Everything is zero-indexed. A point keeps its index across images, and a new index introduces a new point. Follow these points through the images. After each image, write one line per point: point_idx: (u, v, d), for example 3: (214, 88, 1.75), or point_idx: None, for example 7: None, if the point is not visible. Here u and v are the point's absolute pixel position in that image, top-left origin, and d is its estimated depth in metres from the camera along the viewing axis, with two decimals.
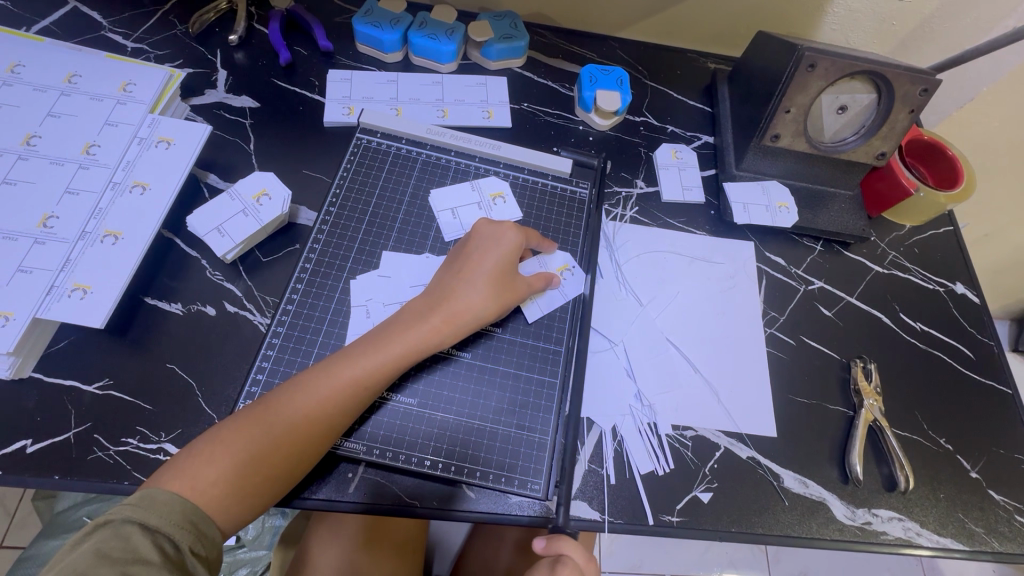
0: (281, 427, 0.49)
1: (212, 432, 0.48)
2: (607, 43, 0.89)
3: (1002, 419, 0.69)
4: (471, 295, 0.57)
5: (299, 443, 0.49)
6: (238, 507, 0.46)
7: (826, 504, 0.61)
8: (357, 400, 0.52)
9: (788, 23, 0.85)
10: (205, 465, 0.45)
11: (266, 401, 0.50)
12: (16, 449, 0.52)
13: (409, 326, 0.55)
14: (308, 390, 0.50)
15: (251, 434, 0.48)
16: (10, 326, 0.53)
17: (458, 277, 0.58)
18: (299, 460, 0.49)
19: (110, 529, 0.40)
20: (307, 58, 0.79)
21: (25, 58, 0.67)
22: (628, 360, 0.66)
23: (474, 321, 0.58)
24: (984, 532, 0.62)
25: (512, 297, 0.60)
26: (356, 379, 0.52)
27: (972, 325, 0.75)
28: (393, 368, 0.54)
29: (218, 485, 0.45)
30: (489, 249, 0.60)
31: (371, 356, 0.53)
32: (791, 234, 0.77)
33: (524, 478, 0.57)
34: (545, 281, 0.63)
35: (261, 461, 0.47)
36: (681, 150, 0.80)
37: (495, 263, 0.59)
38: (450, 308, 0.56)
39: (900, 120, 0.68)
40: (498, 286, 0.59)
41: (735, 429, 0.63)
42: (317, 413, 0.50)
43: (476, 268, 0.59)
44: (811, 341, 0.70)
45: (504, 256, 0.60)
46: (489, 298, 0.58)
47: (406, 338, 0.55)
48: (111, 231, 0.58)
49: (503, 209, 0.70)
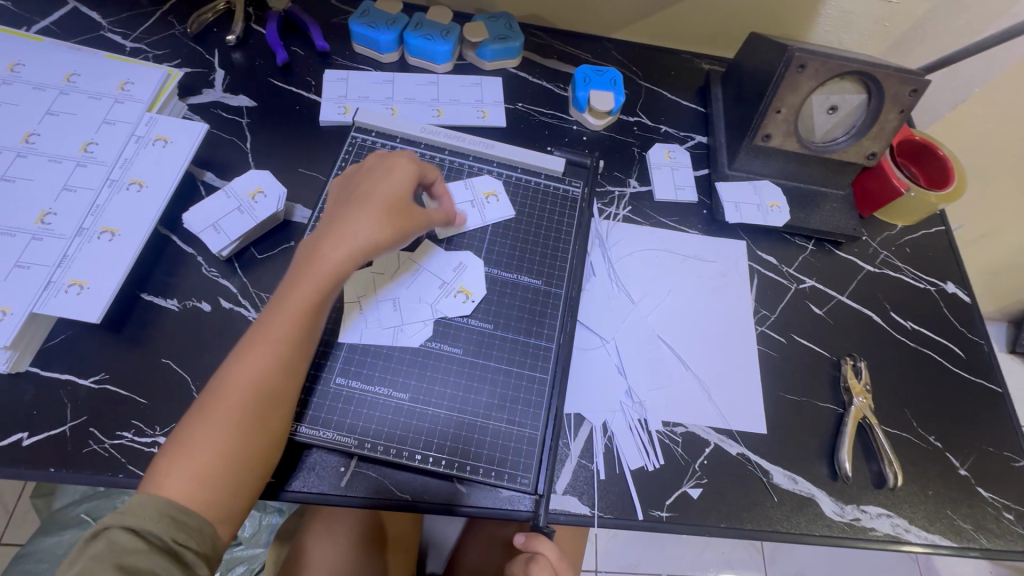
0: (230, 404, 0.48)
1: (179, 429, 0.48)
2: (601, 44, 0.90)
3: (991, 417, 0.69)
4: (357, 222, 0.56)
5: (255, 417, 0.49)
6: (222, 498, 0.46)
7: (815, 501, 0.62)
8: (292, 360, 0.52)
9: (781, 24, 0.86)
10: (177, 460, 0.46)
11: (209, 390, 0.50)
12: (13, 441, 0.53)
13: (315, 262, 0.54)
14: (245, 362, 0.50)
15: (209, 422, 0.48)
16: (7, 321, 0.54)
17: (346, 211, 0.57)
18: (262, 438, 0.49)
19: (102, 536, 0.41)
20: (304, 58, 0.80)
21: (24, 57, 0.68)
22: (619, 357, 0.66)
23: (370, 245, 0.56)
24: (973, 529, 0.63)
25: (408, 224, 0.59)
26: (280, 335, 0.52)
27: (962, 324, 0.75)
28: (308, 314, 0.53)
29: (199, 479, 0.46)
30: (376, 181, 0.60)
31: (285, 308, 0.52)
32: (783, 233, 0.77)
33: (515, 472, 0.57)
34: (443, 215, 0.63)
35: (229, 446, 0.47)
36: (674, 150, 0.81)
37: (382, 190, 0.59)
38: (343, 236, 0.55)
39: (889, 121, 0.69)
40: (391, 211, 0.58)
41: (725, 426, 0.64)
42: (259, 381, 0.50)
43: (364, 199, 0.58)
44: (801, 339, 0.71)
45: (396, 185, 0.59)
46: (378, 222, 0.57)
47: (313, 280, 0.54)
48: (108, 227, 0.59)
49: (495, 207, 0.71)
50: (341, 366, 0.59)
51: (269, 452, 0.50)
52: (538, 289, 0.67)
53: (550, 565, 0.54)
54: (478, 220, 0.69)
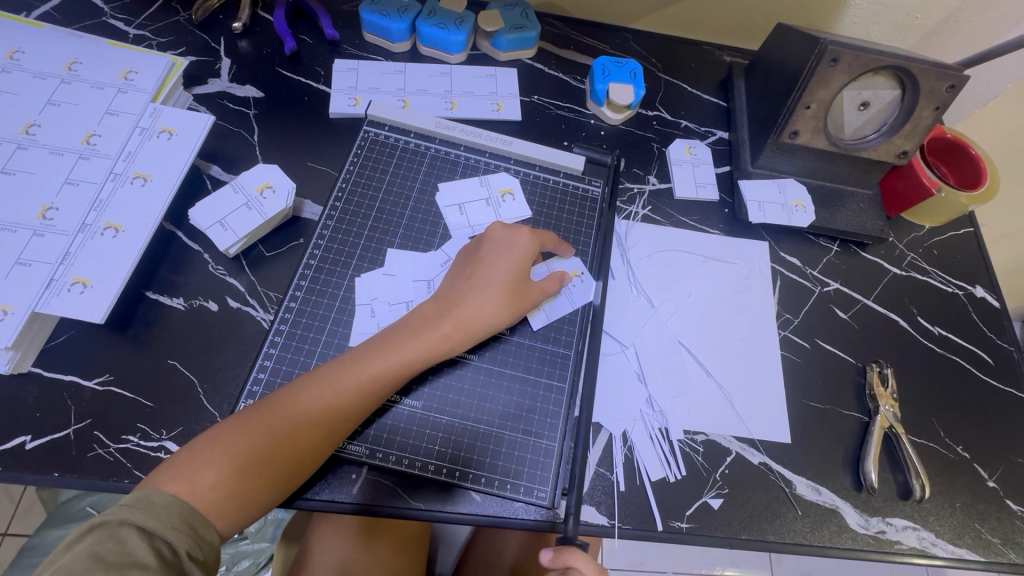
0: (283, 431, 0.48)
1: (216, 431, 0.47)
2: (619, 34, 0.87)
3: (1021, 427, 0.67)
4: (481, 304, 0.56)
5: (302, 445, 0.48)
6: (240, 512, 0.45)
7: (838, 512, 0.60)
8: (361, 407, 0.51)
9: (808, 15, 0.82)
10: (203, 467, 0.44)
11: (271, 402, 0.49)
12: (15, 444, 0.52)
13: (415, 333, 0.54)
14: (313, 393, 0.50)
15: (251, 436, 0.47)
16: (9, 320, 0.52)
17: (472, 284, 0.57)
18: (300, 463, 0.48)
19: (106, 530, 0.39)
20: (312, 47, 0.77)
21: (24, 44, 0.65)
22: (638, 363, 0.64)
23: (486, 330, 0.57)
24: (1001, 543, 0.61)
25: (525, 305, 0.59)
26: (361, 384, 0.51)
27: (992, 330, 0.73)
28: (399, 373, 0.53)
29: (219, 489, 0.44)
30: (501, 257, 0.58)
31: (378, 361, 0.52)
32: (807, 233, 0.75)
33: (531, 484, 0.55)
34: (559, 283, 0.61)
35: (261, 464, 0.46)
36: (694, 146, 0.78)
37: (510, 273, 0.58)
38: (461, 314, 0.56)
39: (924, 118, 0.66)
40: (513, 294, 0.58)
41: (746, 434, 0.62)
42: (322, 415, 0.49)
43: (489, 276, 0.57)
44: (826, 345, 0.69)
45: (520, 264, 0.58)
46: (500, 306, 0.57)
47: (413, 345, 0.54)
48: (112, 223, 0.57)
49: (511, 207, 0.68)
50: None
51: (301, 475, 0.49)
52: None
53: None
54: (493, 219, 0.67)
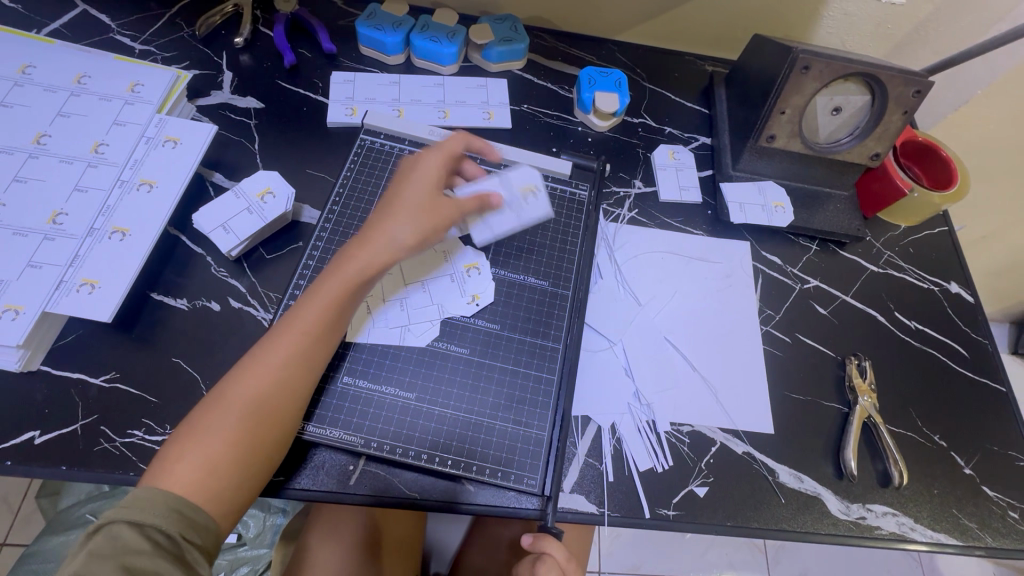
0: (241, 398, 0.49)
1: (189, 417, 0.49)
2: (606, 46, 0.90)
3: (996, 416, 0.69)
4: (389, 222, 0.57)
5: (259, 403, 0.50)
6: (221, 484, 0.47)
7: (820, 499, 0.62)
8: (302, 352, 0.53)
9: (784, 27, 0.86)
10: (185, 452, 0.47)
11: (228, 376, 0.51)
12: (24, 440, 0.54)
13: (344, 262, 0.55)
14: (264, 350, 0.52)
15: (216, 412, 0.49)
16: (19, 321, 0.54)
17: (381, 212, 0.58)
18: (264, 421, 0.50)
19: (103, 529, 0.42)
20: (311, 60, 0.81)
21: (36, 59, 0.68)
22: (626, 358, 0.67)
23: (406, 244, 0.56)
24: (978, 528, 0.63)
25: (443, 215, 0.58)
26: (300, 329, 0.53)
27: (966, 324, 0.75)
28: (332, 307, 0.54)
29: (203, 472, 0.46)
30: (408, 182, 0.59)
31: (310, 305, 0.54)
32: (787, 233, 0.78)
33: (521, 473, 0.57)
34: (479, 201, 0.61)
35: (226, 433, 0.48)
36: (678, 151, 0.81)
37: (414, 194, 0.58)
38: (370, 237, 0.56)
39: (893, 121, 0.69)
40: (424, 211, 0.58)
41: (730, 425, 0.64)
42: (274, 368, 0.51)
43: (397, 200, 0.58)
44: (806, 339, 0.71)
45: (429, 185, 0.59)
46: (413, 219, 0.57)
47: (339, 276, 0.55)
48: (119, 227, 0.60)
49: (533, 205, 0.66)
50: (349, 365, 0.60)
51: (271, 438, 0.50)
52: (542, 289, 0.67)
53: (557, 565, 0.55)
54: (512, 215, 0.65)
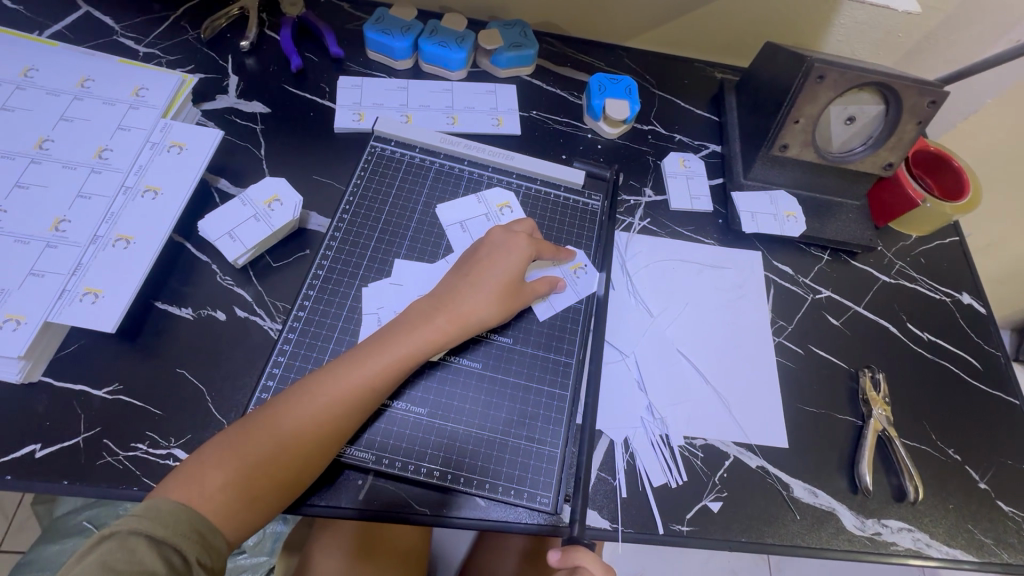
0: (288, 435, 0.49)
1: (224, 437, 0.48)
2: (614, 52, 0.90)
3: (1010, 429, 0.69)
4: (475, 300, 0.58)
5: (309, 443, 0.49)
6: (251, 513, 0.47)
7: (835, 515, 0.61)
8: (362, 404, 0.52)
9: (795, 34, 0.86)
10: (216, 473, 0.46)
11: (276, 405, 0.50)
12: (24, 453, 0.52)
13: (421, 325, 0.56)
14: (322, 390, 0.51)
15: (257, 441, 0.48)
16: (22, 330, 0.53)
17: (466, 283, 0.59)
18: (308, 460, 0.49)
19: (116, 540, 0.40)
20: (317, 64, 0.79)
21: (39, 62, 0.67)
22: (639, 371, 0.66)
23: (481, 325, 0.59)
24: (994, 544, 0.62)
25: (518, 304, 0.61)
26: (363, 379, 0.52)
27: (979, 336, 0.75)
28: (401, 369, 0.54)
29: (230, 494, 0.46)
30: (496, 258, 0.60)
31: (378, 358, 0.53)
32: (799, 243, 0.77)
33: (533, 490, 0.56)
34: (549, 285, 0.64)
35: (267, 465, 0.47)
36: (689, 159, 0.80)
37: (505, 272, 0.60)
38: (457, 309, 0.57)
39: (908, 132, 0.68)
40: (506, 291, 0.60)
41: (744, 438, 0.63)
42: (330, 412, 0.50)
43: (483, 275, 0.59)
44: (819, 351, 0.70)
45: (514, 264, 0.60)
46: (494, 304, 0.59)
47: (414, 338, 0.55)
48: (123, 235, 0.59)
49: (585, 281, 0.68)
50: (406, 394, 0.58)
51: (308, 473, 0.50)
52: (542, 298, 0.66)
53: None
54: (571, 294, 0.67)
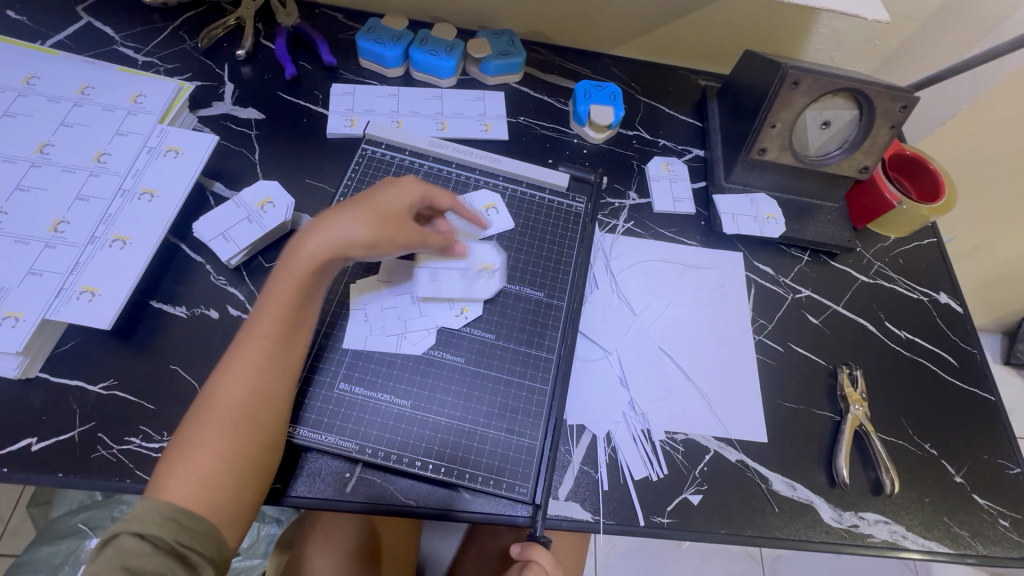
0: (227, 413, 0.50)
1: (174, 442, 0.50)
2: (600, 60, 0.92)
3: (986, 425, 0.70)
4: (335, 225, 0.57)
5: (237, 408, 0.50)
6: (218, 493, 0.48)
7: (813, 507, 0.62)
8: (274, 357, 0.53)
9: (776, 43, 0.88)
10: (177, 470, 0.48)
11: (207, 395, 0.51)
12: (21, 447, 0.54)
13: (296, 259, 0.56)
14: (239, 357, 0.53)
15: (205, 432, 0.49)
16: (20, 327, 0.54)
17: (337, 211, 0.59)
18: (245, 425, 0.50)
19: (106, 540, 0.43)
20: (311, 72, 0.82)
21: (40, 70, 0.69)
22: (622, 368, 0.67)
23: (354, 249, 0.57)
24: (970, 536, 0.63)
25: (399, 231, 0.59)
26: (262, 333, 0.54)
27: (956, 334, 0.77)
28: (291, 306, 0.55)
29: (200, 484, 0.47)
30: (380, 190, 0.61)
31: (274, 306, 0.55)
32: (779, 244, 0.79)
33: (513, 481, 0.58)
34: (440, 241, 0.63)
35: (224, 449, 0.49)
36: (672, 163, 0.83)
37: (364, 201, 0.59)
38: (307, 239, 0.57)
39: (881, 136, 0.71)
40: (384, 215, 0.59)
41: (724, 433, 0.65)
42: (245, 374, 0.52)
43: (365, 203, 0.59)
44: (798, 348, 0.72)
45: (398, 195, 0.61)
46: (365, 224, 0.58)
47: (296, 275, 0.56)
48: (120, 236, 0.60)
49: (491, 252, 0.69)
50: (344, 372, 0.60)
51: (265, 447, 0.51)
52: (525, 297, 0.68)
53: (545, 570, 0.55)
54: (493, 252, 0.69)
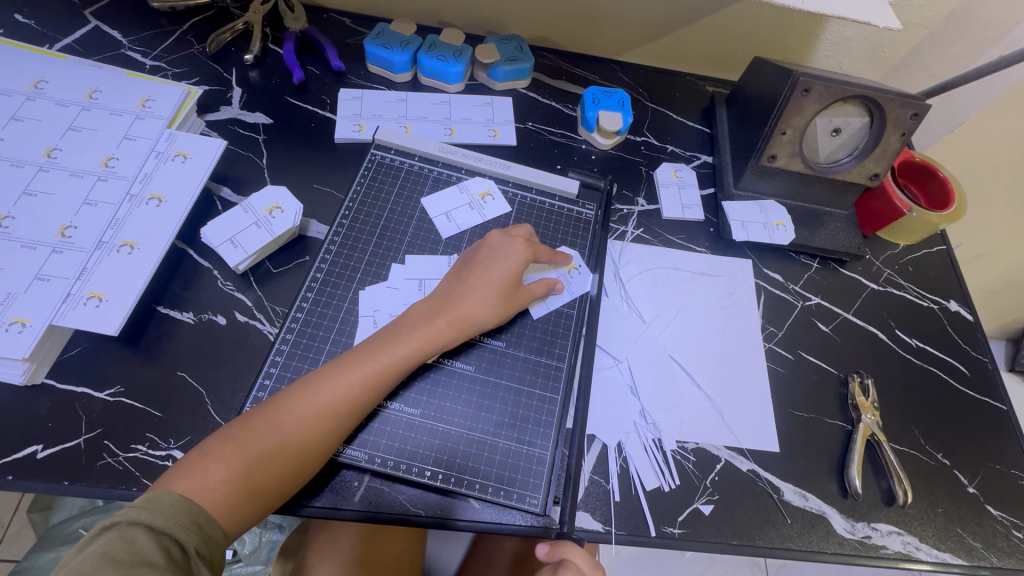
0: (291, 437, 0.50)
1: (224, 438, 0.49)
2: (608, 66, 0.92)
3: (998, 434, 0.70)
4: (473, 304, 0.60)
5: (308, 441, 0.50)
6: (248, 505, 0.48)
7: (825, 518, 0.62)
8: (360, 405, 0.53)
9: (784, 49, 0.88)
10: (215, 471, 0.47)
11: (279, 406, 0.51)
12: (26, 454, 0.53)
13: (421, 327, 0.57)
14: (330, 391, 0.52)
15: (260, 443, 0.49)
16: (26, 333, 0.54)
17: (467, 285, 0.61)
18: (312, 457, 0.51)
19: (117, 530, 0.41)
20: (318, 77, 0.82)
21: (49, 74, 0.69)
22: (632, 376, 0.67)
23: (479, 328, 0.60)
24: (983, 548, 0.63)
25: (515, 306, 0.62)
26: (365, 376, 0.53)
27: (966, 342, 0.76)
28: (396, 369, 0.55)
29: (232, 493, 0.47)
30: (496, 261, 0.62)
31: (380, 358, 0.55)
32: (788, 251, 0.79)
33: (523, 492, 0.57)
34: (547, 287, 0.65)
35: (266, 464, 0.48)
36: (681, 169, 0.82)
37: (502, 275, 0.61)
38: (454, 312, 0.59)
39: (892, 143, 0.70)
40: (505, 295, 0.61)
41: (735, 442, 0.64)
42: (329, 409, 0.51)
43: (486, 278, 0.61)
44: (808, 356, 0.72)
45: (514, 267, 0.62)
46: (492, 307, 0.60)
47: (413, 340, 0.57)
48: (127, 241, 0.60)
49: (579, 280, 0.70)
50: None
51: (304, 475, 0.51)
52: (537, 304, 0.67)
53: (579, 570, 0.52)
54: (566, 294, 0.69)
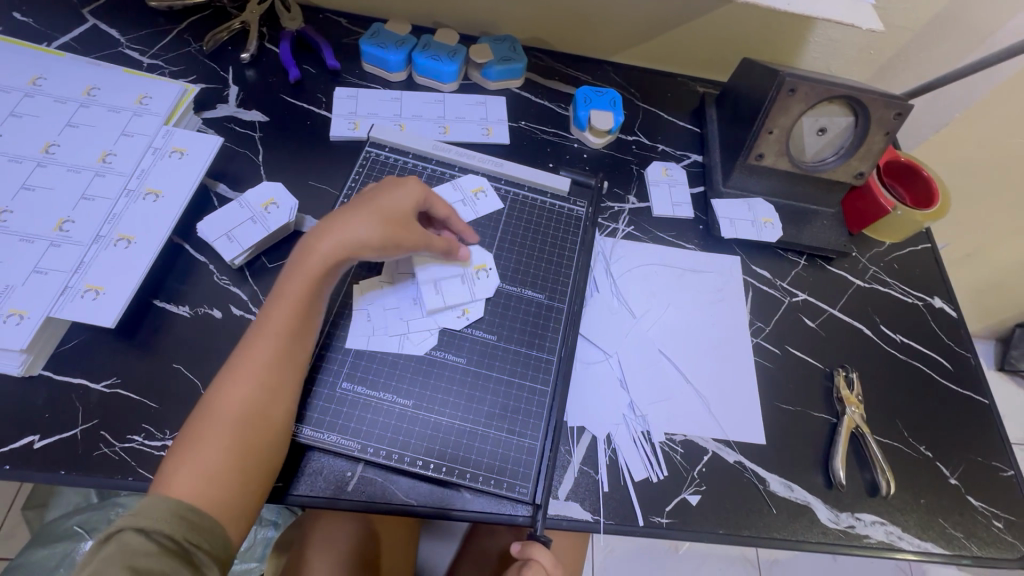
0: (225, 413, 0.51)
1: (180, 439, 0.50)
2: (600, 66, 0.93)
3: (980, 428, 0.71)
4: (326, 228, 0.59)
5: (238, 409, 0.51)
6: (225, 489, 0.48)
7: (810, 508, 0.63)
8: (277, 359, 0.54)
9: (773, 51, 0.90)
10: (180, 467, 0.48)
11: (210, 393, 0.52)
12: (23, 444, 0.54)
13: (300, 259, 0.58)
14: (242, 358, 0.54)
15: (207, 430, 0.50)
16: (24, 325, 0.55)
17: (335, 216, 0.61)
18: (254, 424, 0.51)
19: (112, 540, 0.42)
20: (314, 76, 0.83)
21: (47, 71, 0.70)
22: (621, 370, 0.68)
23: (358, 244, 0.59)
24: (964, 537, 0.64)
25: (409, 230, 0.61)
26: (269, 329, 0.55)
27: (950, 338, 0.78)
28: (298, 309, 0.56)
29: (197, 481, 0.47)
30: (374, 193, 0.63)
31: (278, 305, 0.56)
32: (776, 249, 0.80)
33: (514, 481, 0.58)
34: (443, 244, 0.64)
35: (218, 445, 0.49)
36: (671, 168, 0.84)
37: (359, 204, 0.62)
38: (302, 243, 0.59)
39: (876, 142, 0.72)
40: (379, 212, 0.61)
41: (722, 435, 0.66)
42: (243, 371, 0.53)
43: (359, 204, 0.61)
44: (795, 351, 0.73)
45: (395, 193, 0.62)
46: (356, 222, 0.59)
47: (292, 276, 0.57)
48: (124, 235, 0.61)
49: (485, 283, 0.68)
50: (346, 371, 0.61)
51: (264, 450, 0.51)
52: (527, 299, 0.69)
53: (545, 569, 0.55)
54: (465, 293, 0.66)
